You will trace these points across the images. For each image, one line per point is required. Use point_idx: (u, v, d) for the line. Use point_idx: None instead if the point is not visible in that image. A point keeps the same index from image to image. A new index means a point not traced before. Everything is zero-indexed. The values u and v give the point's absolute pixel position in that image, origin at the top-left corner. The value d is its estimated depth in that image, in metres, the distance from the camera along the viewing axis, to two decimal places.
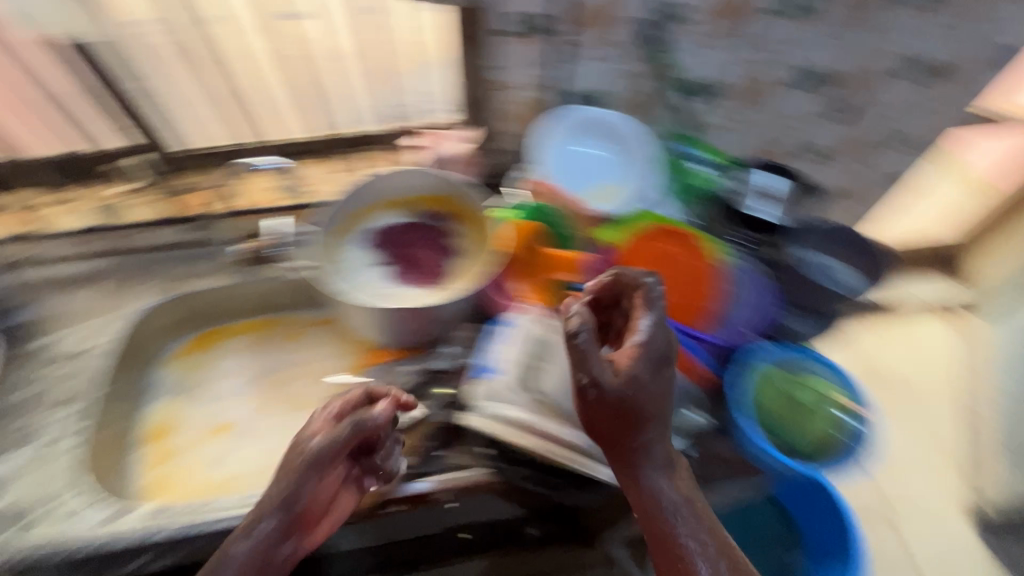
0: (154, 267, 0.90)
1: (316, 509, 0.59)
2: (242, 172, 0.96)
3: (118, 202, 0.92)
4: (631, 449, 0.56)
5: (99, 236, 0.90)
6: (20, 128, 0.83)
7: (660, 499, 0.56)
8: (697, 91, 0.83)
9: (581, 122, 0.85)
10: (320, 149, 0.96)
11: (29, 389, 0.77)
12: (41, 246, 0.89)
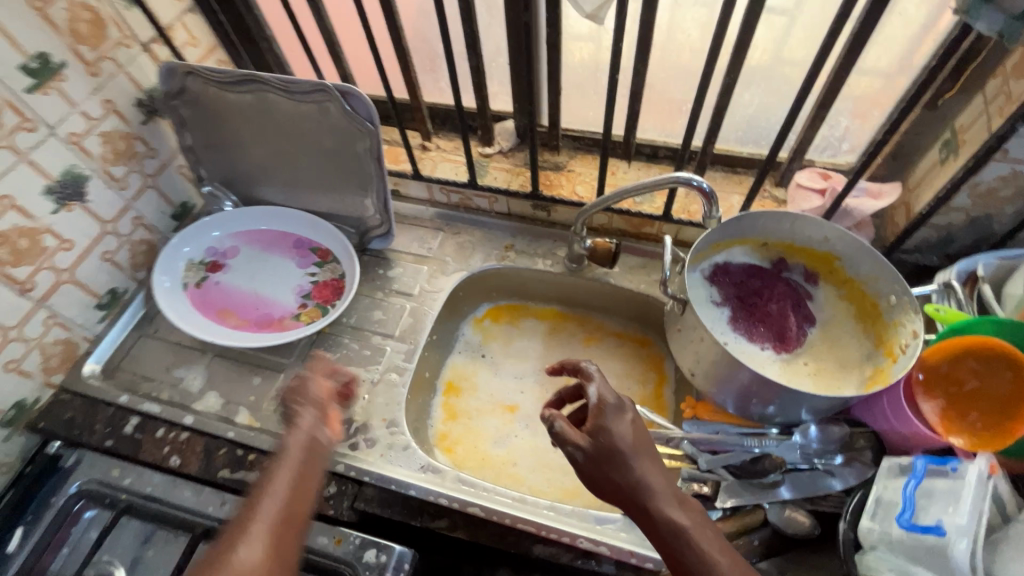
0: (282, 283, 0.93)
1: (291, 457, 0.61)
2: (412, 222, 1.01)
3: (272, 219, 0.98)
4: (653, 520, 0.53)
5: (260, 248, 0.97)
6: (276, 215, 0.98)
7: (671, 524, 0.53)
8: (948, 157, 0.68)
9: (755, 217, 0.78)
10: (566, 164, 0.95)
11: (208, 371, 0.86)
12: (224, 237, 0.97)
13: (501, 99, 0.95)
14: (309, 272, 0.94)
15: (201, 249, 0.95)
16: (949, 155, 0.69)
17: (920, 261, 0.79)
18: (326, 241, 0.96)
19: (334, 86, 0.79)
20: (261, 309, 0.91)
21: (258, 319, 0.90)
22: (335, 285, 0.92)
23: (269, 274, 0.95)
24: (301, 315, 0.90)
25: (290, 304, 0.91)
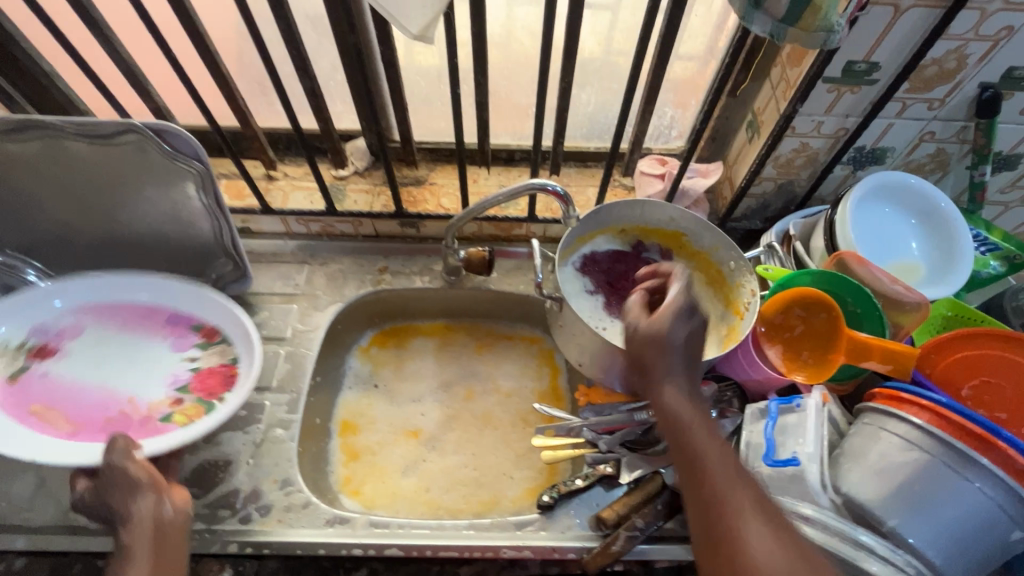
0: (138, 369, 0.74)
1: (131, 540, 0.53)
2: (273, 259, 0.93)
3: (165, 297, 0.78)
4: (681, 443, 0.53)
5: (108, 326, 0.75)
6: (118, 298, 0.76)
7: (693, 450, 0.52)
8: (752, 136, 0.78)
9: (610, 208, 0.84)
10: (427, 177, 0.94)
11: (40, 478, 0.71)
12: (69, 314, 0.75)
13: (347, 117, 0.91)
14: (190, 357, 0.75)
15: (26, 327, 0.72)
16: (753, 135, 0.80)
17: (747, 226, 0.91)
18: (221, 324, 0.77)
19: (144, 124, 0.69)
20: (114, 405, 0.70)
21: (156, 428, 0.69)
22: (223, 370, 0.73)
23: (147, 368, 0.74)
24: (188, 418, 0.69)
25: (155, 391, 0.72)
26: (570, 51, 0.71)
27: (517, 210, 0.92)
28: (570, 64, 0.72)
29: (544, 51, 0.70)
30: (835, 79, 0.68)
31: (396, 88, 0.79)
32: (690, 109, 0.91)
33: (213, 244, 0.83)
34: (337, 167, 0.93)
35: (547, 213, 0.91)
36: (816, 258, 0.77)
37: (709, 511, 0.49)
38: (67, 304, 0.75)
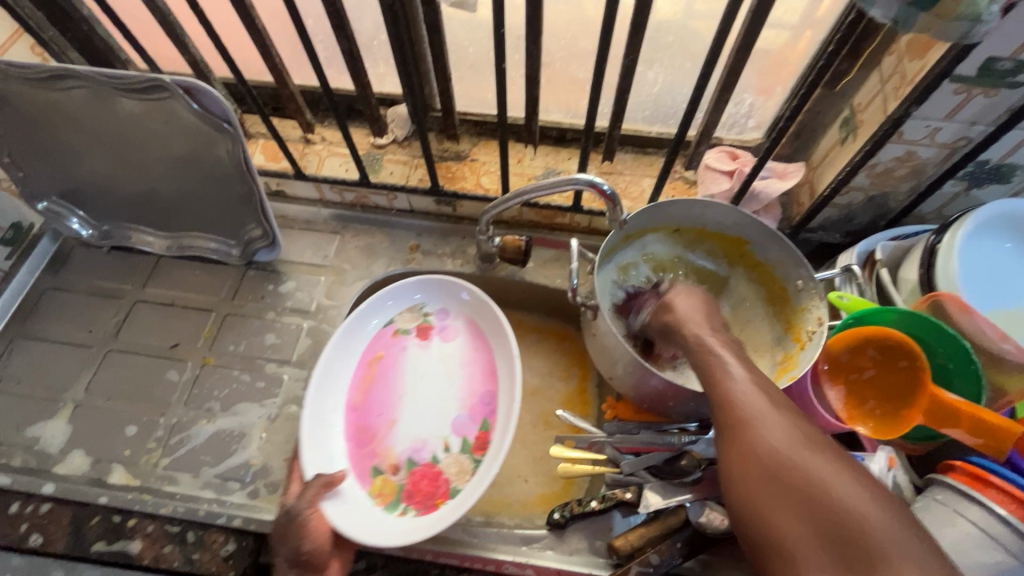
0: (422, 385, 0.76)
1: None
2: (305, 226, 0.90)
3: (487, 326, 0.78)
4: (745, 431, 0.45)
5: (437, 336, 0.79)
6: (485, 347, 0.77)
7: (766, 443, 0.44)
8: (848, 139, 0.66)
9: (666, 207, 0.74)
10: (469, 152, 0.87)
11: (71, 425, 0.74)
12: (443, 305, 0.81)
13: (389, 80, 0.84)
14: (446, 444, 0.71)
15: (405, 300, 0.81)
16: (849, 136, 0.67)
17: (822, 239, 0.79)
18: (502, 432, 0.70)
19: (173, 80, 0.65)
20: (376, 434, 0.73)
21: (366, 469, 0.71)
22: (442, 487, 0.69)
23: (436, 389, 0.75)
24: (375, 496, 0.69)
25: (404, 445, 0.72)
26: (640, 24, 0.60)
27: (562, 198, 0.85)
28: (637, 39, 0.62)
29: (607, 23, 0.60)
30: (968, 80, 0.56)
31: (439, 54, 0.72)
32: (775, 96, 0.78)
33: (243, 209, 0.80)
34: (376, 134, 0.87)
35: (594, 204, 0.83)
36: (905, 293, 0.66)
37: (785, 483, 0.42)
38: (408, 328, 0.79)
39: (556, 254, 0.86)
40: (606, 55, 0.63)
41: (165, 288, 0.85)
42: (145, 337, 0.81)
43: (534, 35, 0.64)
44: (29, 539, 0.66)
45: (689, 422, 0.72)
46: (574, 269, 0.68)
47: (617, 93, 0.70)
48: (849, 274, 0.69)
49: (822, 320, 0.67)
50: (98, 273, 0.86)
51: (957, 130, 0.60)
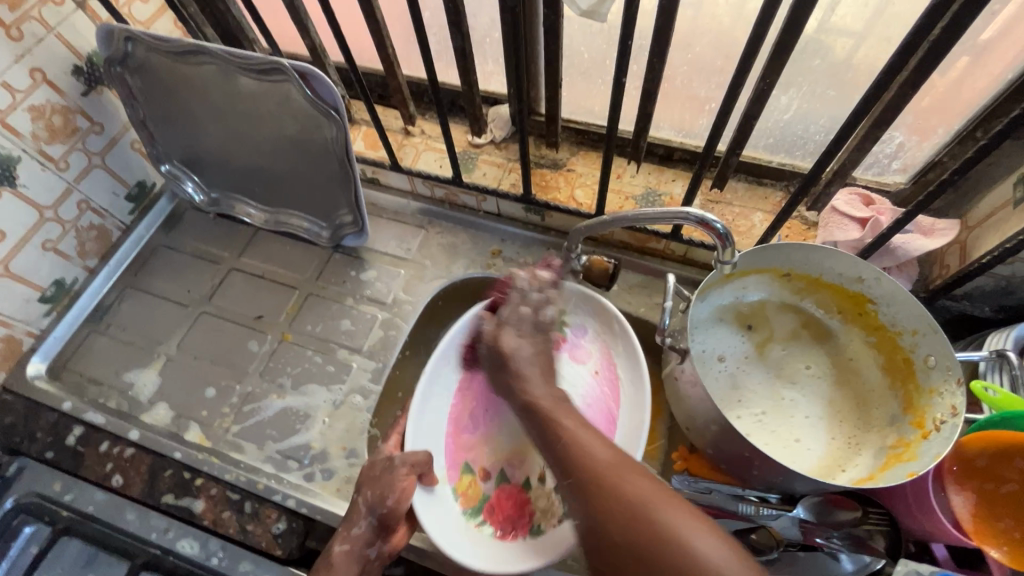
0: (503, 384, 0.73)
1: (345, 570, 0.57)
2: (393, 217, 0.90)
3: (617, 336, 0.73)
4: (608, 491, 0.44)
5: (568, 352, 0.75)
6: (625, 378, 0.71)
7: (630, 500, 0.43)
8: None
9: (784, 251, 0.66)
10: (566, 161, 0.83)
11: (161, 378, 0.79)
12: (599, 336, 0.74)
13: (496, 79, 0.82)
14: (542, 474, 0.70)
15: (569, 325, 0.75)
16: None
17: (965, 311, 0.68)
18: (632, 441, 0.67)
19: (291, 65, 0.67)
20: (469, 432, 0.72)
21: (457, 463, 0.70)
22: (525, 517, 0.67)
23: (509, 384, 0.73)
24: (459, 494, 0.68)
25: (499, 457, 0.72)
26: (788, 44, 0.53)
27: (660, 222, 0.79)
28: (781, 61, 0.55)
29: (751, 39, 0.53)
30: None
31: (552, 58, 0.68)
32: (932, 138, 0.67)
33: (339, 195, 0.82)
34: (475, 133, 0.85)
35: (695, 234, 0.75)
36: None
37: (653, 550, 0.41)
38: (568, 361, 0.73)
39: (644, 281, 0.80)
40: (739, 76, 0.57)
41: (259, 259, 0.89)
42: (235, 305, 0.85)
43: (659, 48, 0.59)
44: (112, 479, 0.71)
45: (770, 492, 0.63)
46: (665, 307, 0.62)
47: (744, 119, 0.63)
48: (1001, 360, 0.57)
49: (957, 412, 0.57)
50: (203, 236, 0.92)
51: None
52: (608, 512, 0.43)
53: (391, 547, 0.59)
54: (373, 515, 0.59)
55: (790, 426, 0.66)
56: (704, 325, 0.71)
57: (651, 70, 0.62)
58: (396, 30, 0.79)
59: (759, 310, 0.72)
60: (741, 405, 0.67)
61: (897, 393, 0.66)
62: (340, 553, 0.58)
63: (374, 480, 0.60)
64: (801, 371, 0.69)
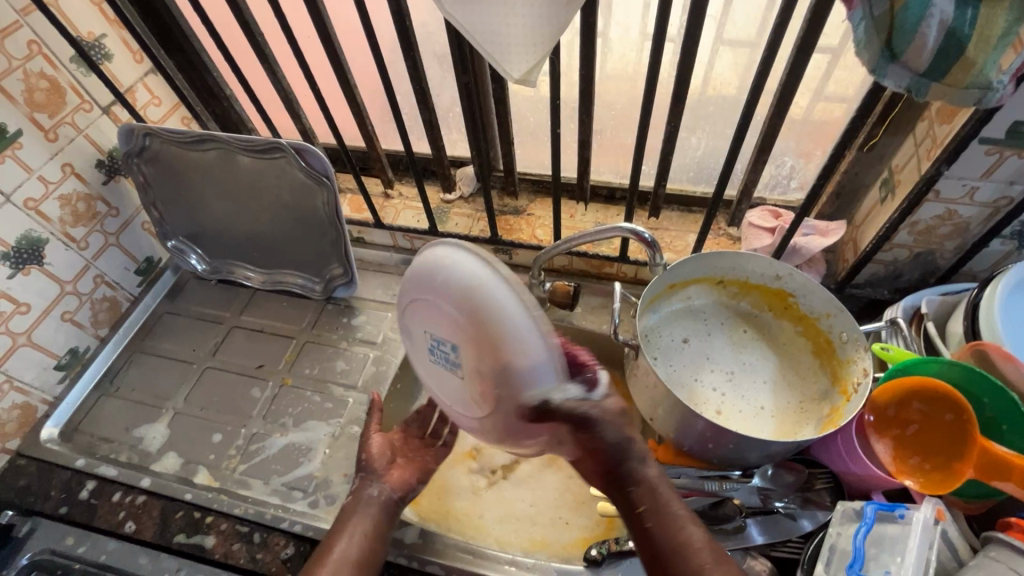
0: (446, 281, 0.54)
1: (348, 509, 0.69)
2: (378, 269, 1.02)
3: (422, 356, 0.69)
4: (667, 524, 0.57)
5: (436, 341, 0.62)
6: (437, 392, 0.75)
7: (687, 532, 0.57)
8: (888, 199, 0.70)
9: (710, 258, 0.78)
10: (526, 208, 0.96)
11: (169, 430, 0.86)
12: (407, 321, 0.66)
13: (460, 145, 0.97)
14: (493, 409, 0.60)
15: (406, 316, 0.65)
16: (888, 195, 0.70)
17: (870, 295, 0.81)
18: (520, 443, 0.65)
19: (288, 143, 0.80)
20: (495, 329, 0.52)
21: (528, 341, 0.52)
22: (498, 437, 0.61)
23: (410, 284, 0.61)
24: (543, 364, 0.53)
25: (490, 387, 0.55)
26: (680, 96, 0.69)
27: (610, 249, 0.91)
28: (677, 109, 0.70)
29: (651, 94, 0.69)
30: (996, 141, 0.58)
31: (504, 123, 0.83)
32: (815, 160, 0.83)
33: (330, 251, 0.93)
34: (445, 191, 0.99)
35: (640, 255, 0.88)
36: (951, 344, 0.67)
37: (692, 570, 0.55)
38: (437, 344, 0.62)
39: (603, 302, 0.91)
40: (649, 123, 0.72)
41: (258, 316, 0.98)
42: (238, 358, 0.93)
43: (587, 108, 0.75)
44: (125, 526, 0.76)
45: (732, 469, 0.70)
46: (616, 309, 0.72)
47: (663, 157, 0.78)
48: (895, 326, 0.70)
49: (867, 373, 0.67)
50: (206, 301, 1.01)
51: (996, 194, 0.63)
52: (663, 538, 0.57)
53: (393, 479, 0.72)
54: (362, 469, 0.73)
55: (758, 386, 0.77)
56: (660, 326, 0.81)
57: (584, 125, 0.77)
58: (373, 112, 0.94)
59: (705, 313, 0.83)
60: (709, 381, 0.77)
61: (828, 368, 0.77)
62: (354, 495, 0.71)
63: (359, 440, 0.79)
64: (749, 336, 0.82)
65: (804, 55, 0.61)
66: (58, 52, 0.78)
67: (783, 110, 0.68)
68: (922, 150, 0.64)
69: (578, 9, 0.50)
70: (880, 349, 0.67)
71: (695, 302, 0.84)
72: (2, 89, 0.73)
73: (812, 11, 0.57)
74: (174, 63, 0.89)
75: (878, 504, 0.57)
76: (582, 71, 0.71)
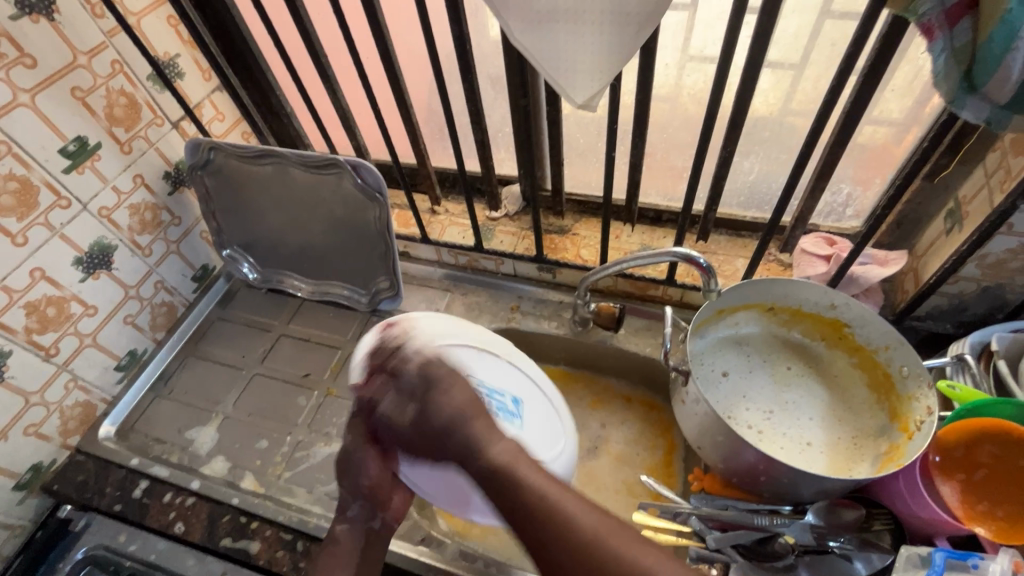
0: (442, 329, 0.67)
1: (350, 544, 0.68)
2: (422, 283, 1.04)
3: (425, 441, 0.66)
4: (532, 515, 0.46)
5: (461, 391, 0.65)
6: (412, 479, 0.67)
7: (566, 516, 0.45)
8: (954, 231, 0.68)
9: (760, 285, 0.76)
10: (571, 227, 0.97)
11: (219, 433, 0.88)
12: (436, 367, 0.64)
13: (507, 164, 0.98)
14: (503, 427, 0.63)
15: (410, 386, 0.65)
16: (954, 226, 0.68)
17: (932, 328, 0.78)
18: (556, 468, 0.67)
19: (345, 160, 0.83)
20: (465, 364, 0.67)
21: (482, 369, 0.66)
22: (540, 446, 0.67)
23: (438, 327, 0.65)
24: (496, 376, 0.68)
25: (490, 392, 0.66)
26: (738, 121, 0.68)
27: (656, 271, 0.90)
28: (734, 134, 0.70)
29: (708, 119, 0.68)
30: None
31: (556, 144, 0.84)
32: (873, 188, 0.81)
33: (378, 264, 0.95)
34: (491, 209, 1.00)
35: (687, 279, 0.87)
36: None
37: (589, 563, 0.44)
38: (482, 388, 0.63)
39: (648, 325, 0.90)
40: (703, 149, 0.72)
41: (306, 326, 1.01)
42: (286, 366, 0.96)
43: (640, 133, 0.75)
44: (174, 527, 0.78)
45: (782, 504, 0.69)
46: (666, 334, 0.71)
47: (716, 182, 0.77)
48: (962, 363, 0.67)
49: (932, 411, 0.65)
50: (257, 309, 1.05)
51: None
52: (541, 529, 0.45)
53: (391, 514, 0.70)
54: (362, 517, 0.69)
55: (808, 419, 0.75)
56: (706, 352, 0.80)
57: (636, 149, 0.77)
58: (424, 130, 0.97)
59: (753, 340, 0.82)
60: (756, 410, 0.75)
61: (884, 404, 0.74)
62: (341, 534, 0.68)
63: (346, 475, 0.68)
64: (798, 366, 0.80)
65: (871, 82, 0.60)
66: (137, 71, 0.83)
67: (844, 139, 0.67)
68: (995, 181, 0.61)
69: (641, 44, 0.51)
70: (946, 388, 0.65)
71: (741, 329, 0.82)
72: (86, 104, 0.78)
73: (881, 43, 0.56)
74: (240, 81, 0.94)
75: (947, 550, 0.55)
76: (638, 95, 0.71)
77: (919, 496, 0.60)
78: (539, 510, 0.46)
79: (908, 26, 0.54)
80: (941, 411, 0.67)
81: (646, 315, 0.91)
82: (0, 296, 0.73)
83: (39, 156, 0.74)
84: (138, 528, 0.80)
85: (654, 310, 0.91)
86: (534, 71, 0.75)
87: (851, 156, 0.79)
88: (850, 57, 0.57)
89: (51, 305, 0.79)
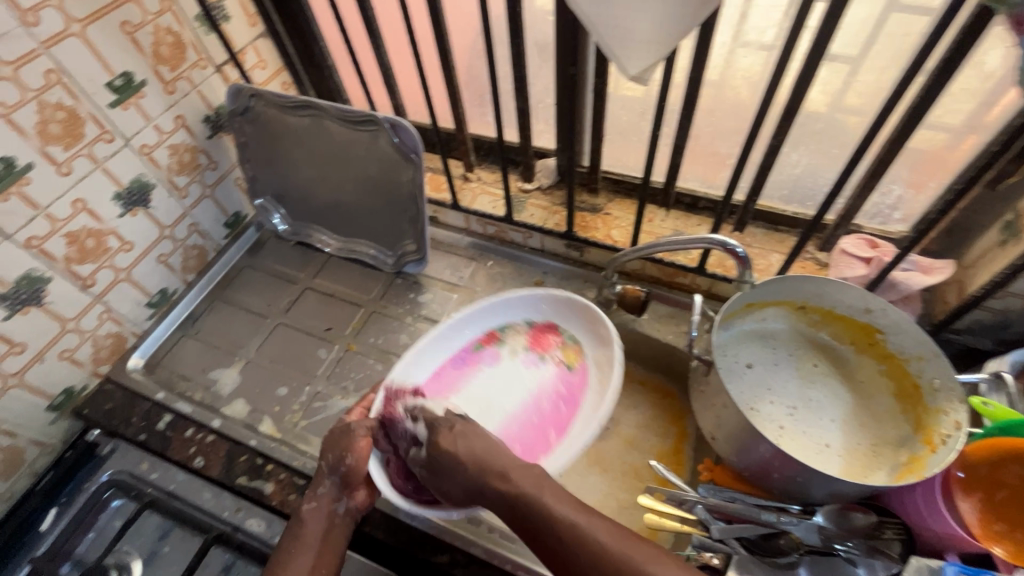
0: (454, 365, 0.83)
1: (313, 525, 0.67)
2: (448, 249, 1.04)
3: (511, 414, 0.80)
4: (565, 528, 0.54)
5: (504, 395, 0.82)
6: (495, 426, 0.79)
7: (591, 536, 0.53)
8: (1010, 244, 0.65)
9: (793, 281, 0.74)
10: (604, 207, 0.95)
11: (241, 377, 0.91)
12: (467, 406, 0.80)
13: (545, 137, 0.96)
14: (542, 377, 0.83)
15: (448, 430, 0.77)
16: (1011, 239, 0.65)
17: (969, 343, 0.76)
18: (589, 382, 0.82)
19: (384, 117, 0.82)
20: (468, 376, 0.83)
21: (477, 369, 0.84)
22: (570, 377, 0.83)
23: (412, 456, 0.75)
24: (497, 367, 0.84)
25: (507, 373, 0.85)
26: (793, 109, 0.65)
27: (686, 259, 0.89)
28: (787, 124, 0.67)
29: (762, 105, 0.65)
30: None
31: (598, 118, 0.82)
32: (926, 192, 0.77)
33: (407, 227, 0.95)
34: (525, 180, 0.99)
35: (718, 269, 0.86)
36: None
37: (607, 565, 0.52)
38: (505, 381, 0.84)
39: (674, 312, 0.89)
40: (750, 137, 0.70)
41: (330, 281, 1.02)
42: (308, 319, 0.97)
43: (687, 113, 0.72)
44: (194, 461, 0.81)
45: (791, 502, 0.68)
46: (693, 321, 0.70)
47: (761, 173, 0.75)
48: (999, 380, 0.65)
49: (960, 426, 0.63)
50: (285, 260, 1.06)
51: None
52: (573, 547, 0.53)
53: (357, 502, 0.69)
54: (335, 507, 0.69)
55: (826, 421, 0.73)
56: (731, 345, 0.79)
57: (681, 131, 0.75)
58: (464, 95, 0.95)
59: (780, 337, 0.80)
60: (776, 407, 0.74)
61: (909, 414, 0.72)
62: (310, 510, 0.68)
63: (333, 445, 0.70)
64: (823, 368, 0.78)
65: (942, 80, 0.56)
66: (185, 11, 0.83)
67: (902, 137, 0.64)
68: None
69: (704, 17, 0.49)
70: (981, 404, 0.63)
71: (768, 324, 0.80)
72: (134, 40, 0.78)
73: (960, 35, 0.53)
74: (284, 29, 0.93)
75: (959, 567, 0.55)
76: (690, 73, 0.68)
77: (937, 510, 0.59)
78: (563, 525, 0.54)
79: (993, 20, 0.50)
80: (970, 428, 0.65)
81: (672, 302, 0.90)
82: (45, 223, 0.75)
83: (86, 88, 0.75)
84: (159, 459, 0.83)
85: (681, 298, 0.89)
86: (585, 37, 0.72)
87: (906, 158, 0.76)
88: (922, 54, 0.54)
89: (90, 237, 0.81)
